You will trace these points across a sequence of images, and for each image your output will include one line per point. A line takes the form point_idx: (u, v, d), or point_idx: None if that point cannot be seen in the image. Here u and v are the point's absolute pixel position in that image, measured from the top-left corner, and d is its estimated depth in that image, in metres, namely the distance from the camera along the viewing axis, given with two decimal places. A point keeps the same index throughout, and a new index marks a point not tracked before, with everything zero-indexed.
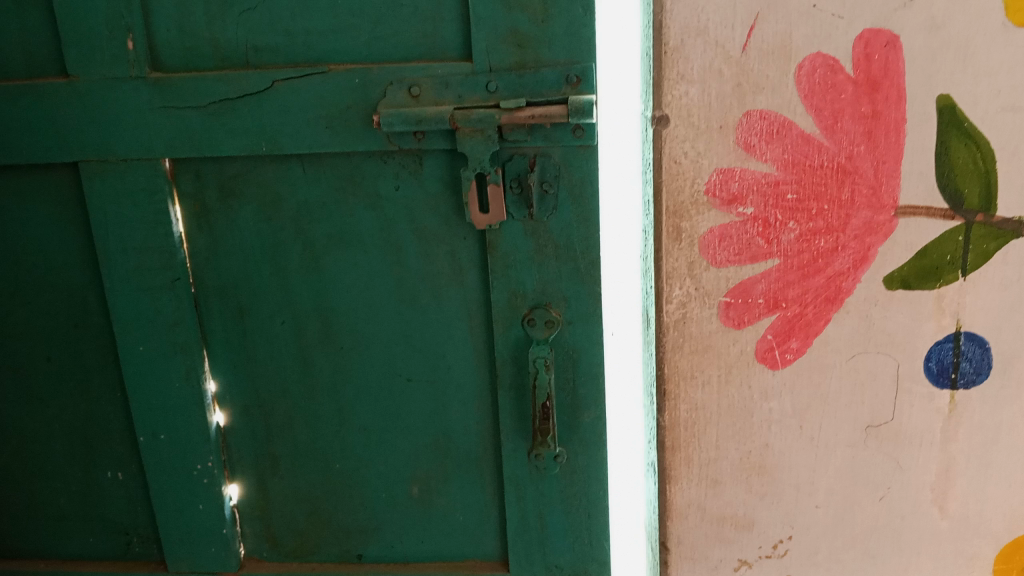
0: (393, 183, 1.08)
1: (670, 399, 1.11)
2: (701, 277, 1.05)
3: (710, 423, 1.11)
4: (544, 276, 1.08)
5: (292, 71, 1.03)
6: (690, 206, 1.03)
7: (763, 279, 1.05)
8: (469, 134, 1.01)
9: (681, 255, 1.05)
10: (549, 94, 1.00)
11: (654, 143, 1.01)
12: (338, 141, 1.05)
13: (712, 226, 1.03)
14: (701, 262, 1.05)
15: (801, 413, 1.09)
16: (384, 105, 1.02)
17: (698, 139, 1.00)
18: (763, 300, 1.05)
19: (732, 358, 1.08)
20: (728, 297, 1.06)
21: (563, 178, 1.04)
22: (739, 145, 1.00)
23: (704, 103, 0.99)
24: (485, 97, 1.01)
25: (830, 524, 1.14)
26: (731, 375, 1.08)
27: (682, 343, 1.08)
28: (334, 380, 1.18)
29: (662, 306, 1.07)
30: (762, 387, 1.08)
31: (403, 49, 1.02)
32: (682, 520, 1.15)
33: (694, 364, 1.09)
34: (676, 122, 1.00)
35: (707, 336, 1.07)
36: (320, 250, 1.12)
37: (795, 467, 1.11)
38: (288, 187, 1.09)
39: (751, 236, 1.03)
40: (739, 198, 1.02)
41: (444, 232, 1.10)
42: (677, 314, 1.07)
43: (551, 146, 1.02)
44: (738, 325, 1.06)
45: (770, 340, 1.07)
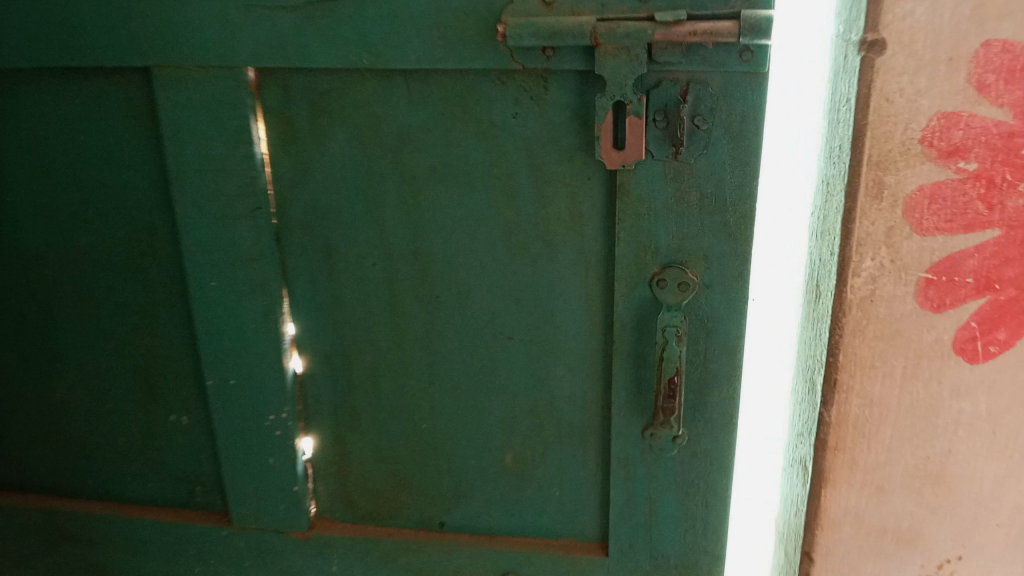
0: (511, 110, 0.91)
1: (840, 392, 0.80)
2: (901, 247, 0.74)
3: (885, 423, 0.81)
4: (683, 228, 0.91)
5: None
6: (899, 157, 0.71)
7: (977, 254, 0.75)
8: (612, 53, 0.83)
9: (878, 219, 0.74)
10: (715, 7, 0.81)
11: (861, 75, 0.70)
12: (452, 56, 0.88)
13: (923, 183, 0.72)
14: (901, 229, 0.74)
15: (997, 422, 0.81)
16: (510, 14, 0.84)
17: (919, 72, 0.69)
18: (972, 279, 0.76)
19: (923, 348, 0.78)
20: (930, 274, 0.75)
21: (720, 111, 0.86)
22: (970, 84, 0.69)
23: (931, 26, 0.68)
24: (635, 7, 0.82)
25: (1009, 547, 0.87)
26: (919, 369, 0.79)
27: (865, 325, 0.77)
28: (428, 332, 1.04)
29: (845, 277, 0.76)
30: (954, 386, 0.79)
31: None
32: (834, 532, 0.87)
33: (877, 354, 0.78)
34: (895, 50, 0.69)
35: (896, 319, 0.77)
36: (422, 184, 0.97)
37: (981, 479, 0.84)
38: (388, 109, 0.94)
39: (970, 199, 0.73)
40: (961, 149, 0.71)
41: (567, 171, 0.93)
42: (864, 291, 0.76)
43: (709, 72, 0.85)
44: (937, 309, 0.76)
45: (974, 328, 0.77)
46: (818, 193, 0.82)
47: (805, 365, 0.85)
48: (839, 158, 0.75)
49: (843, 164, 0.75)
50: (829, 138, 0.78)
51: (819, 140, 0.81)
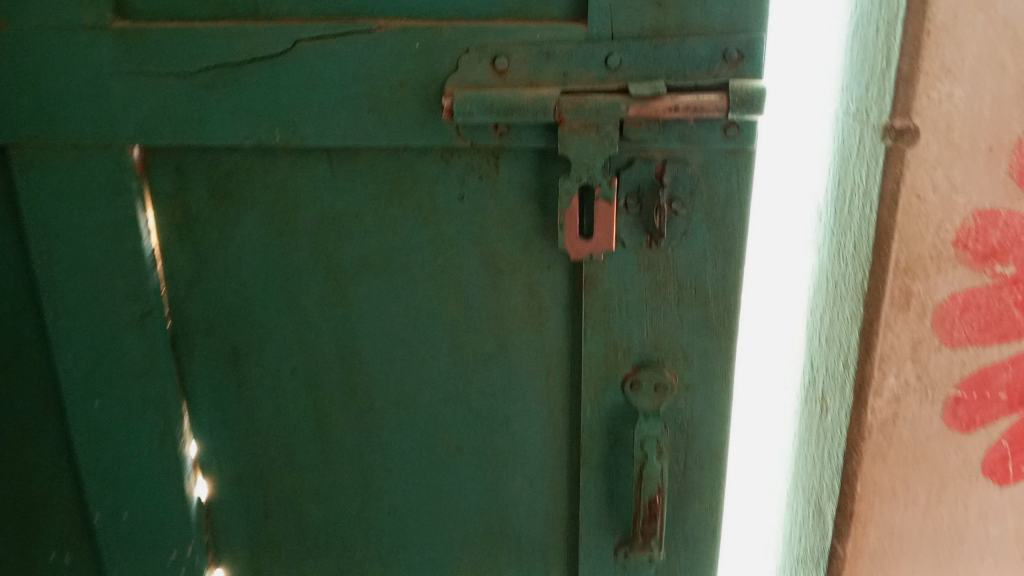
0: (456, 191, 0.78)
1: (858, 525, 0.70)
2: (929, 364, 0.64)
3: (908, 557, 0.71)
4: (659, 324, 0.79)
5: (323, 27, 0.71)
6: (930, 261, 0.61)
7: (1013, 366, 0.65)
8: (578, 131, 0.70)
9: (903, 332, 0.63)
10: (697, 77, 0.69)
11: (887, 164, 0.60)
12: (385, 131, 0.74)
13: (955, 291, 0.62)
14: (929, 341, 0.64)
15: None
16: (456, 83, 0.71)
17: (955, 164, 0.59)
18: (1005, 395, 0.66)
19: (948, 472, 0.68)
20: (960, 391, 0.65)
21: (701, 194, 0.74)
22: (1012, 176, 0.60)
23: (971, 112, 0.58)
24: (602, 77, 0.70)
25: None
26: (943, 497, 0.69)
27: (884, 453, 0.67)
28: (359, 447, 0.89)
29: (863, 398, 0.66)
30: (983, 510, 0.69)
31: (484, 2, 0.71)
32: None
33: (897, 479, 0.68)
34: (930, 138, 0.58)
35: (921, 443, 0.67)
36: (349, 278, 0.82)
37: None
38: (307, 192, 0.78)
39: (1006, 306, 0.63)
40: (999, 250, 0.62)
41: (522, 258, 0.79)
42: (887, 413, 0.66)
43: (689, 149, 0.72)
44: (966, 429, 0.66)
45: (1005, 447, 0.67)
46: (818, 290, 0.71)
47: (803, 483, 0.75)
48: (855, 262, 0.64)
49: (859, 260, 0.64)
50: (834, 234, 0.67)
51: (818, 230, 0.70)
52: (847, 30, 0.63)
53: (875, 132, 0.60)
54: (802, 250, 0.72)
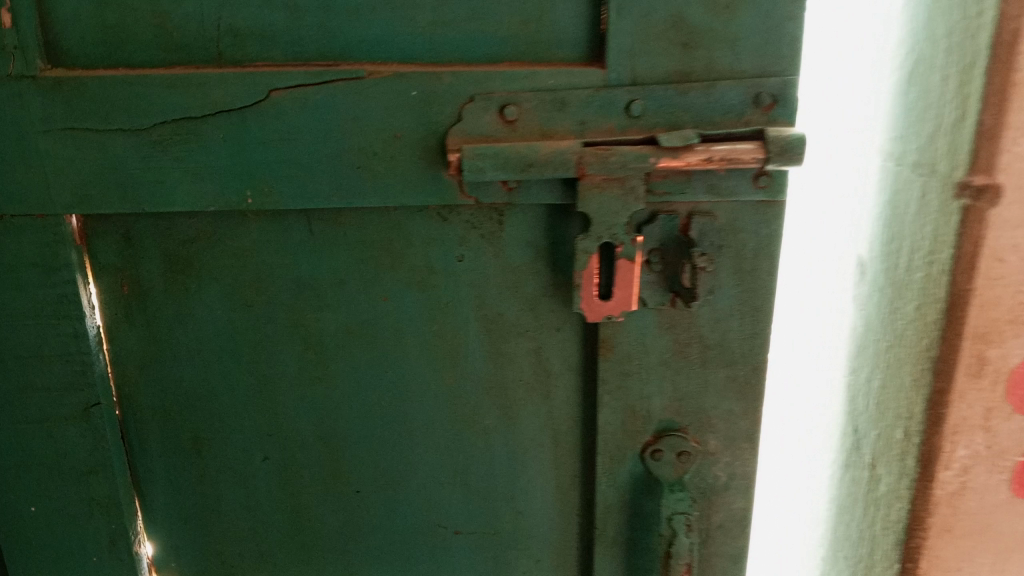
0: (454, 252, 0.68)
1: None
2: (1001, 432, 0.59)
3: None
4: (681, 387, 0.72)
5: (302, 74, 0.61)
6: (1007, 325, 0.55)
7: None
8: (599, 186, 0.63)
9: (977, 401, 0.58)
10: (727, 124, 0.63)
11: (969, 222, 0.53)
12: (377, 190, 0.64)
13: None
14: (1001, 408, 0.58)
15: None
16: (459, 136, 0.62)
17: None
18: None
19: (1016, 540, 0.62)
20: None
21: (729, 248, 0.67)
22: None
23: None
24: (623, 126, 0.63)
25: None
26: (1008, 565, 0.63)
27: (952, 525, 0.62)
28: (344, 533, 0.79)
29: (932, 471, 0.60)
30: None
31: (487, 43, 0.62)
32: None
33: (962, 552, 0.63)
34: (1014, 196, 0.52)
35: (989, 512, 0.61)
36: (330, 353, 0.71)
37: None
38: (282, 259, 0.68)
39: None
40: None
41: (528, 322, 0.71)
42: (955, 485, 0.60)
43: (717, 201, 0.65)
44: None
45: None
46: (862, 349, 0.66)
47: (849, 553, 0.70)
48: (922, 325, 0.58)
49: (923, 322, 0.58)
50: (888, 291, 0.62)
51: (862, 284, 0.65)
52: (901, 72, 0.58)
53: (945, 189, 0.55)
54: (838, 307, 0.67)
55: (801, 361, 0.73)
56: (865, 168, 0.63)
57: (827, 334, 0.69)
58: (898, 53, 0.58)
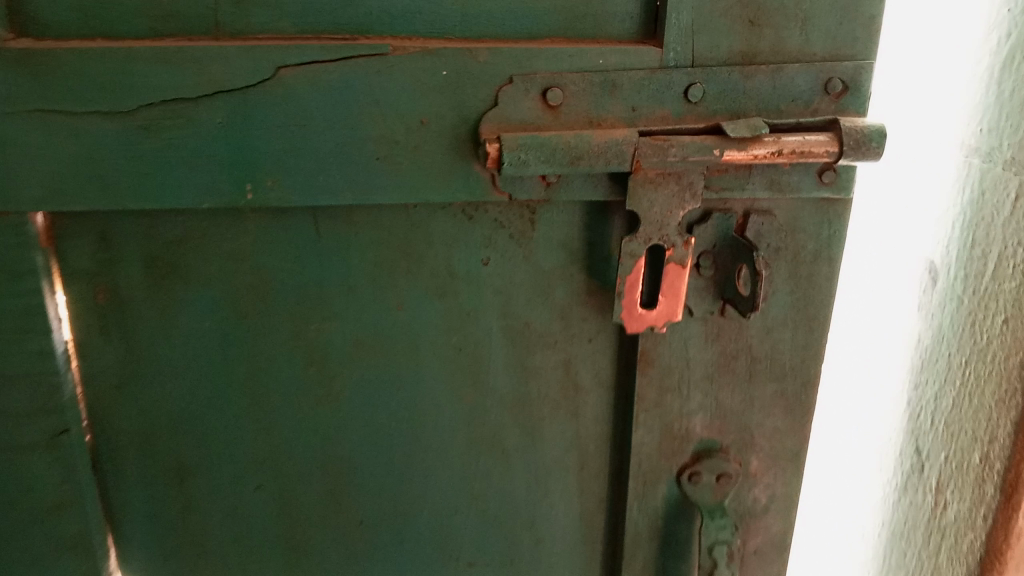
0: (480, 254, 0.61)
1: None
2: None
3: None
4: (724, 403, 0.66)
5: (316, 49, 0.52)
6: None
7: None
8: (653, 182, 0.55)
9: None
10: (793, 113, 0.56)
11: None
12: (398, 185, 0.56)
13: None
14: None
15: None
16: (495, 123, 0.54)
17: None
18: None
19: None
20: None
21: (786, 251, 0.61)
22: None
23: None
24: (679, 113, 0.56)
25: None
26: None
27: None
28: (343, 568, 0.71)
29: (1014, 499, 0.52)
30: None
31: (527, 18, 0.55)
32: None
33: None
34: None
35: None
36: (335, 369, 0.63)
37: None
38: (283, 264, 0.59)
39: None
40: None
41: (559, 333, 0.64)
42: None
43: (777, 199, 0.59)
44: None
45: None
46: (930, 364, 0.60)
47: None
48: (1013, 339, 0.52)
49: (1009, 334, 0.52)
50: (969, 301, 0.56)
51: (934, 293, 0.59)
52: (995, 60, 0.53)
53: None
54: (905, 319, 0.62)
55: (865, 378, 0.68)
56: (946, 170, 0.57)
57: (892, 349, 0.64)
58: (992, 38, 0.53)
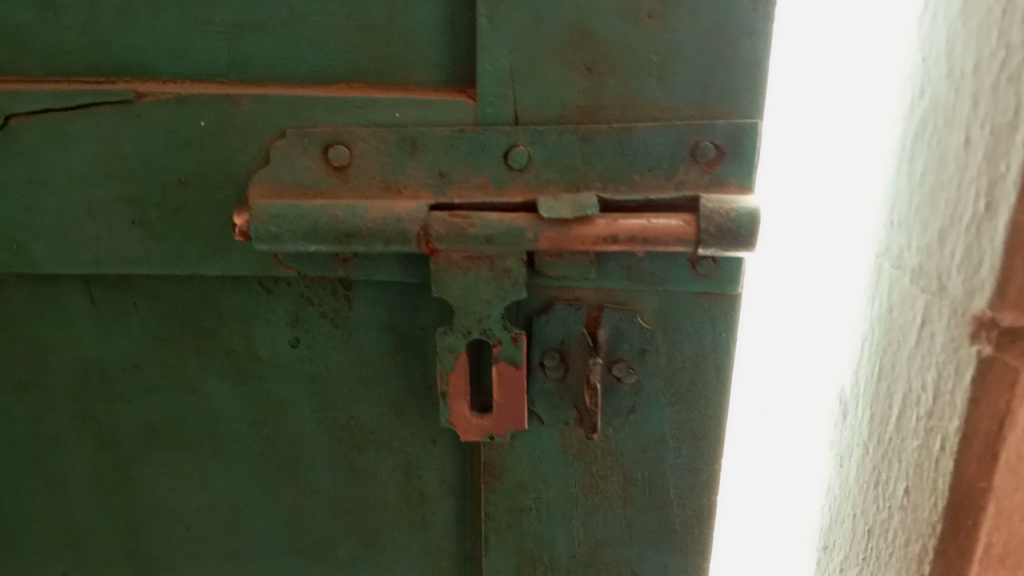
0: (286, 334, 0.51)
1: None
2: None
3: None
4: (597, 532, 0.53)
5: (49, 95, 0.44)
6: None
7: None
8: (459, 266, 0.44)
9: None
10: (649, 187, 0.43)
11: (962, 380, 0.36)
12: (161, 254, 0.47)
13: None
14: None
15: None
16: (267, 184, 0.44)
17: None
18: None
19: None
20: None
21: (657, 355, 0.47)
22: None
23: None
24: (500, 182, 0.44)
25: None
26: None
27: None
28: None
29: None
30: None
31: (314, 59, 0.44)
32: None
33: None
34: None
35: None
36: (133, 456, 0.55)
37: None
38: (59, 337, 0.51)
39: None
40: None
41: (392, 432, 0.53)
42: None
43: (640, 290, 0.46)
44: None
45: None
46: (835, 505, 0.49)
47: None
48: (911, 520, 0.40)
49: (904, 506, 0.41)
50: (873, 450, 0.44)
51: (843, 425, 0.48)
52: (911, 142, 0.40)
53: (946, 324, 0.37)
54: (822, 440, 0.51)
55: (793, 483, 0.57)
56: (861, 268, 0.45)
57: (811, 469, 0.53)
58: (909, 112, 0.40)
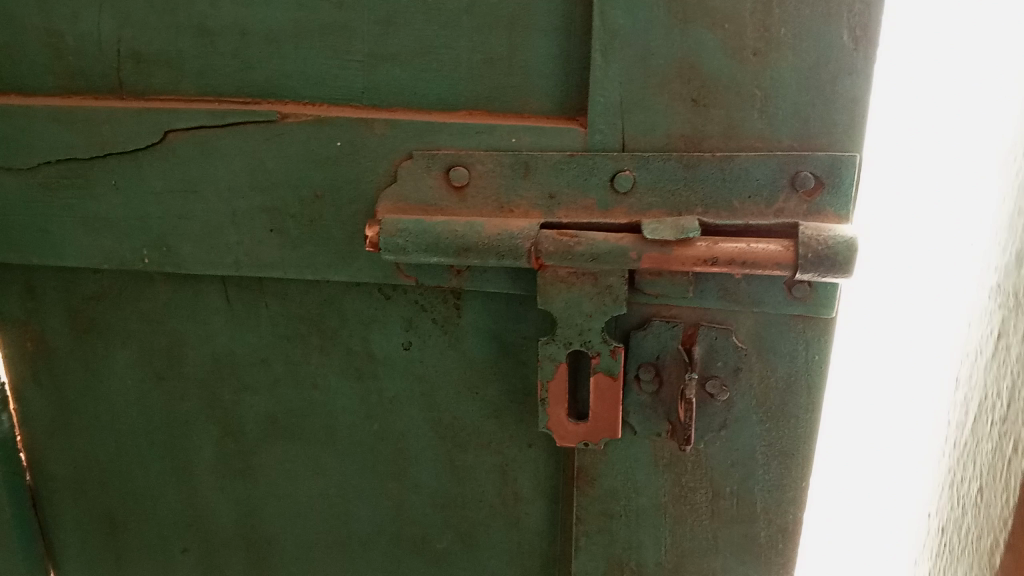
0: (400, 338, 0.55)
1: None
2: None
3: None
4: (683, 541, 0.55)
5: (204, 114, 0.49)
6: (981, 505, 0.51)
7: None
8: (564, 281, 0.47)
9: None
10: (748, 212, 0.46)
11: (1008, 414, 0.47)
12: (293, 260, 0.51)
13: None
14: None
15: None
16: (393, 200, 0.48)
17: None
18: None
19: None
20: None
21: (751, 374, 0.49)
22: None
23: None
24: (605, 204, 0.47)
25: None
26: None
27: None
28: None
29: None
30: None
31: (440, 86, 0.48)
32: None
33: None
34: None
35: None
36: (253, 443, 0.60)
37: None
38: (197, 330, 0.57)
39: None
40: None
41: (491, 434, 0.57)
42: None
43: (737, 311, 0.48)
44: None
45: None
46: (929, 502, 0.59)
47: None
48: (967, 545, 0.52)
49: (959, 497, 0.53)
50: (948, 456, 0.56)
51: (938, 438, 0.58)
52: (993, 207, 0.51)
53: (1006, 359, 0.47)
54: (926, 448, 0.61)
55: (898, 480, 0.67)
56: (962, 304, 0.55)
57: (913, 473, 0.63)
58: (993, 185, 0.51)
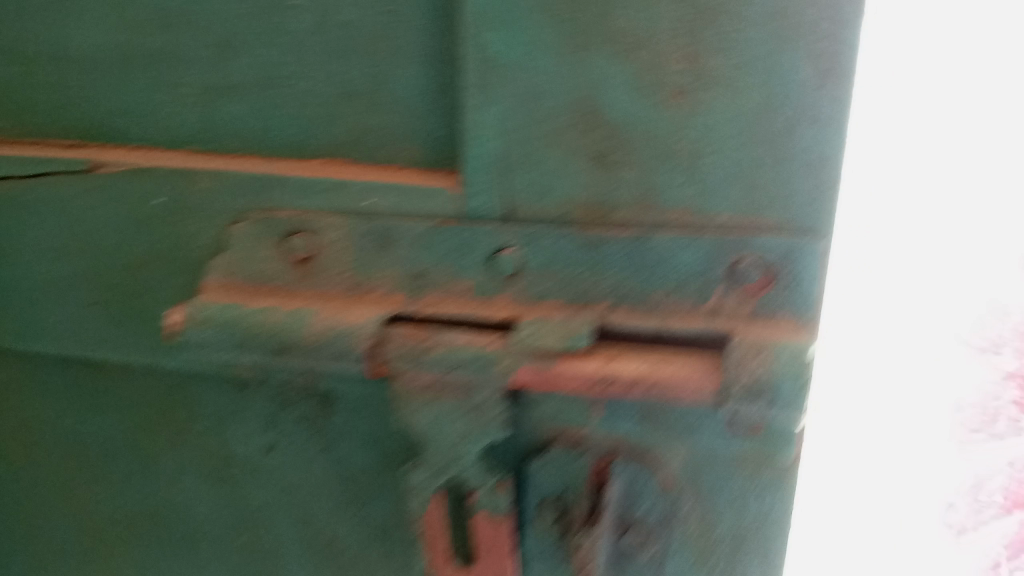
0: (261, 438, 0.43)
1: None
2: None
3: None
4: None
5: (14, 160, 0.40)
6: None
7: None
8: (422, 396, 0.35)
9: None
10: (671, 312, 0.33)
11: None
12: (124, 338, 0.41)
13: None
14: None
15: None
16: (221, 275, 0.38)
17: None
18: None
19: None
20: None
21: (686, 524, 0.37)
22: None
23: None
24: (486, 290, 0.35)
25: None
26: None
27: None
28: None
29: None
30: None
31: (292, 126, 0.37)
32: None
33: None
34: None
35: None
36: (112, 542, 0.50)
37: None
38: (41, 408, 0.47)
39: None
40: None
41: (375, 562, 0.45)
42: None
43: (667, 443, 0.35)
44: None
45: None
46: None
47: None
48: None
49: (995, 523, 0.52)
50: None
51: None
52: None
53: None
54: None
55: None
56: None
57: None
58: None
